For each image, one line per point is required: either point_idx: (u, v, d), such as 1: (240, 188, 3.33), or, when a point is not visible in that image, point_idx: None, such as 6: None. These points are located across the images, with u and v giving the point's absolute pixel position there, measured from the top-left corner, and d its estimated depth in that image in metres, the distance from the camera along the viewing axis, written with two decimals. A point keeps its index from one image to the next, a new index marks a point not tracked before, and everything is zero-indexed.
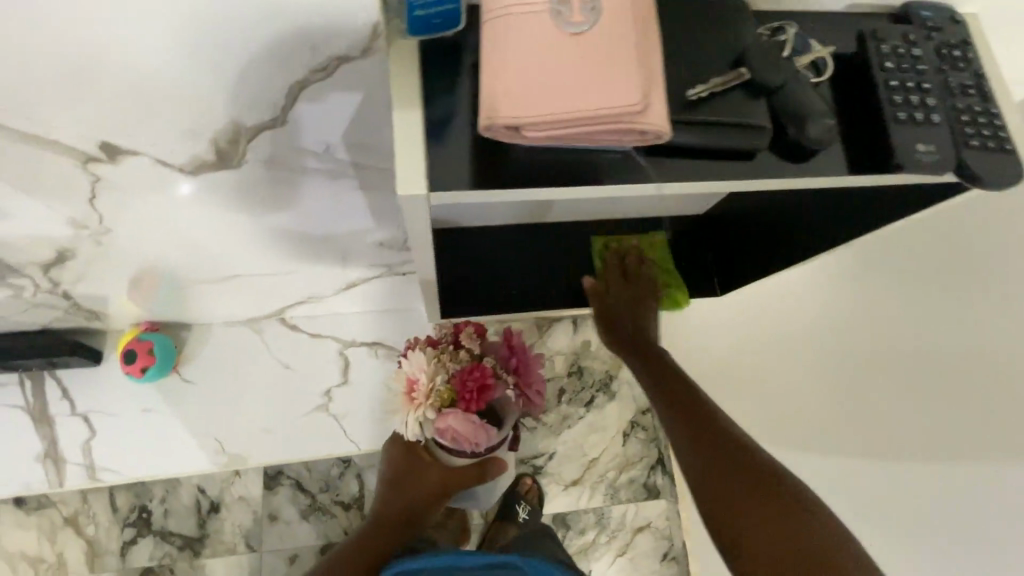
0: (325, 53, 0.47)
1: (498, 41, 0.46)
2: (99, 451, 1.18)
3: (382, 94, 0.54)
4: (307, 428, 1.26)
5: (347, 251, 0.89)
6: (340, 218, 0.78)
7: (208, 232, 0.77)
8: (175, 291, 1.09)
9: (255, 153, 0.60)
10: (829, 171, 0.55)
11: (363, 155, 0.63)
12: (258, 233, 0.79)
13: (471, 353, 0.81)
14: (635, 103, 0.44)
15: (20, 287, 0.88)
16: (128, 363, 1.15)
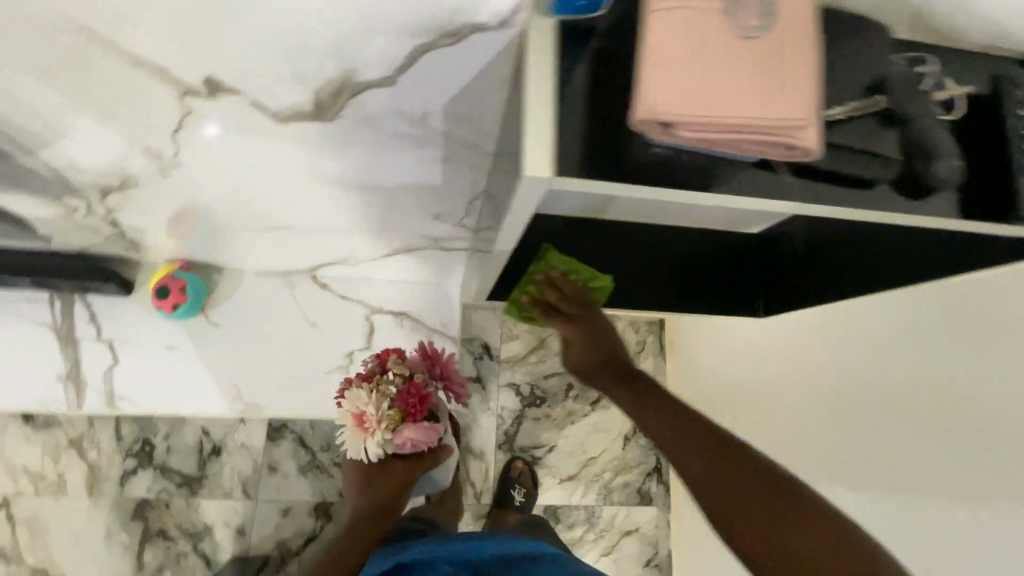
0: (464, 18, 0.46)
1: (664, 37, 0.45)
2: (120, 379, 1.19)
3: (503, 68, 0.53)
4: (324, 387, 1.26)
5: (404, 218, 0.89)
6: (412, 185, 0.77)
7: (277, 177, 0.75)
8: (212, 232, 1.08)
9: (358, 107, 0.58)
10: (937, 214, 0.55)
11: (458, 127, 0.62)
12: (326, 186, 0.78)
13: (399, 374, 0.92)
14: (798, 117, 0.45)
15: (73, 207, 0.87)
16: (160, 297, 1.15)
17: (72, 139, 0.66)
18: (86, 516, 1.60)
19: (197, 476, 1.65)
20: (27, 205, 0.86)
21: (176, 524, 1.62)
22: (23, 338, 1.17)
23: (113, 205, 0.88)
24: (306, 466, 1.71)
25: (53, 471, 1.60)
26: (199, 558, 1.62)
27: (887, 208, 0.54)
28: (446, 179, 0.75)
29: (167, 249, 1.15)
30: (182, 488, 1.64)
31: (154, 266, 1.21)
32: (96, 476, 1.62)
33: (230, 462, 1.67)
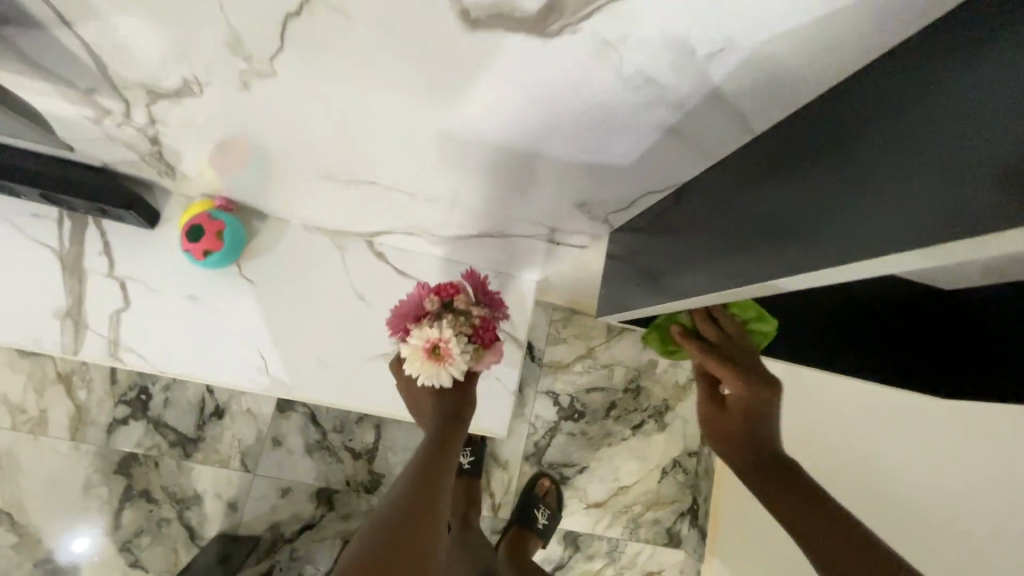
0: None
1: None
2: (129, 326, 0.99)
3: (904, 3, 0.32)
4: (363, 374, 1.06)
5: (542, 186, 0.70)
6: (589, 153, 0.58)
7: (418, 109, 0.56)
8: (266, 171, 0.86)
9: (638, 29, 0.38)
10: None
11: (726, 83, 0.42)
12: (472, 132, 0.59)
13: (465, 308, 0.96)
14: None
15: (108, 109, 0.66)
16: (190, 240, 0.95)
17: (133, 8, 0.45)
18: (65, 461, 1.42)
19: (193, 436, 1.47)
20: (50, 97, 0.65)
21: (163, 487, 1.45)
22: (20, 258, 0.98)
23: (159, 117, 0.67)
24: (314, 445, 1.53)
25: (36, 405, 1.42)
26: (183, 528, 1.44)
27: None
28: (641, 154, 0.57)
29: (208, 182, 0.94)
30: (175, 447, 1.46)
31: (188, 200, 1.01)
32: (81, 419, 1.43)
33: (232, 428, 1.49)
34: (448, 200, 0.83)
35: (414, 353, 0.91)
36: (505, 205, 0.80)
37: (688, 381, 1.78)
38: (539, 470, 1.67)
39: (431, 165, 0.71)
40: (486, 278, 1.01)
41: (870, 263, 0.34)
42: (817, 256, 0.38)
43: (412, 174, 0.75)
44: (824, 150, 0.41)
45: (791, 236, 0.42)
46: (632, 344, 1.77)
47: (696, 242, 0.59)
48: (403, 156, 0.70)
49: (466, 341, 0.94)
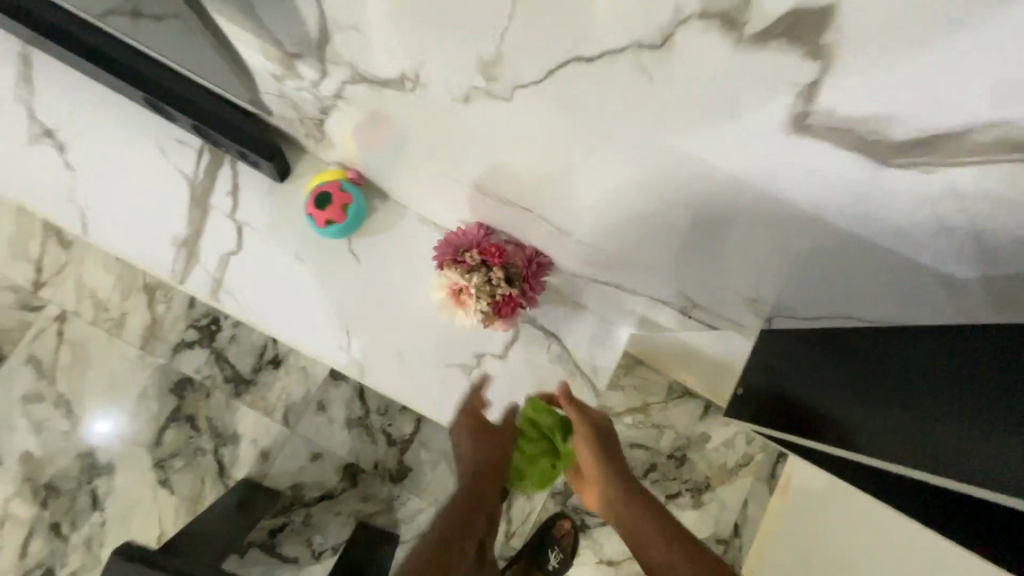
0: None
1: None
2: (234, 270, 1.00)
3: None
4: (437, 378, 1.04)
5: (745, 257, 0.65)
6: (902, 279, 0.54)
7: (720, 169, 0.50)
8: (410, 161, 0.85)
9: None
10: None
11: None
12: (728, 209, 0.56)
13: (502, 277, 0.85)
14: None
15: (295, 72, 0.66)
16: (316, 205, 0.96)
17: None
18: (128, 368, 1.47)
19: (248, 378, 1.50)
20: (251, 49, 0.66)
21: (208, 418, 1.48)
22: (155, 179, 1.00)
23: (344, 91, 0.66)
24: (355, 420, 1.53)
25: (117, 307, 1.48)
26: (215, 462, 1.47)
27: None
28: (925, 290, 0.54)
29: (348, 154, 0.94)
30: (228, 383, 1.49)
31: (318, 163, 1.01)
32: (153, 333, 1.48)
33: (284, 380, 1.51)
34: (591, 241, 0.79)
35: (438, 286, 0.86)
36: (666, 259, 0.75)
37: (735, 466, 1.69)
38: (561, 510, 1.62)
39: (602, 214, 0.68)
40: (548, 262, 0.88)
41: None
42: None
43: (573, 213, 0.73)
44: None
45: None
46: (688, 411, 1.69)
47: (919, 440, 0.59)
48: (573, 192, 0.67)
49: (484, 305, 0.86)
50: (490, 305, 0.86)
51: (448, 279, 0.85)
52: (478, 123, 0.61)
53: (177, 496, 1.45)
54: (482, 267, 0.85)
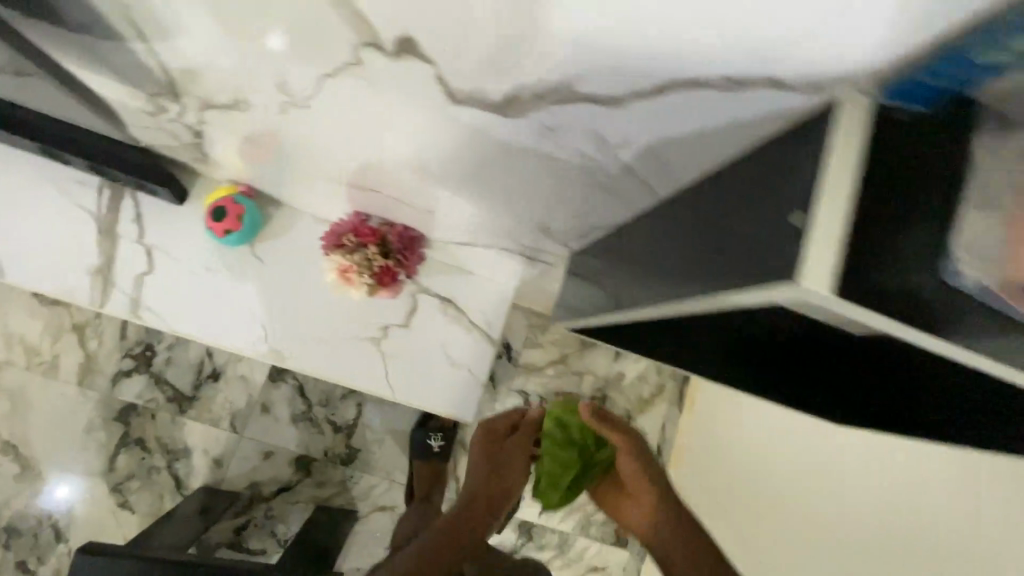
0: (767, 68, 0.37)
1: None
2: (150, 288, 1.13)
3: (793, 97, 0.40)
4: (352, 352, 1.20)
5: (509, 194, 0.75)
6: (603, 189, 0.64)
7: (416, 129, 0.61)
8: (288, 167, 1.00)
9: (789, 74, 0.37)
10: None
11: (658, 118, 0.45)
12: (454, 154, 0.66)
13: (377, 253, 1.02)
14: None
15: (160, 106, 0.80)
16: (214, 219, 1.09)
17: (202, 44, 0.58)
18: (70, 404, 1.55)
19: (190, 395, 1.60)
20: (117, 92, 0.79)
21: (157, 438, 1.58)
22: (61, 218, 1.11)
23: (206, 118, 0.81)
24: (300, 415, 1.65)
25: (50, 350, 1.55)
26: (171, 477, 1.57)
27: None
28: (619, 194, 0.64)
29: (234, 170, 1.07)
30: (172, 403, 1.59)
31: (212, 182, 1.14)
32: (89, 368, 1.56)
33: (225, 391, 1.62)
34: (441, 211, 0.96)
35: (329, 270, 1.04)
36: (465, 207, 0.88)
37: (651, 396, 1.91)
38: None
39: (437, 186, 0.85)
40: (416, 233, 1.05)
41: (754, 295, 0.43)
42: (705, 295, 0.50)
43: (419, 189, 0.90)
44: (719, 238, 0.50)
45: (701, 277, 0.52)
46: (603, 355, 1.90)
47: (758, 365, 0.77)
48: (405, 172, 0.84)
49: (367, 279, 1.03)
50: (373, 278, 1.03)
51: (335, 262, 1.03)
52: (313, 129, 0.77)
53: (139, 514, 1.54)
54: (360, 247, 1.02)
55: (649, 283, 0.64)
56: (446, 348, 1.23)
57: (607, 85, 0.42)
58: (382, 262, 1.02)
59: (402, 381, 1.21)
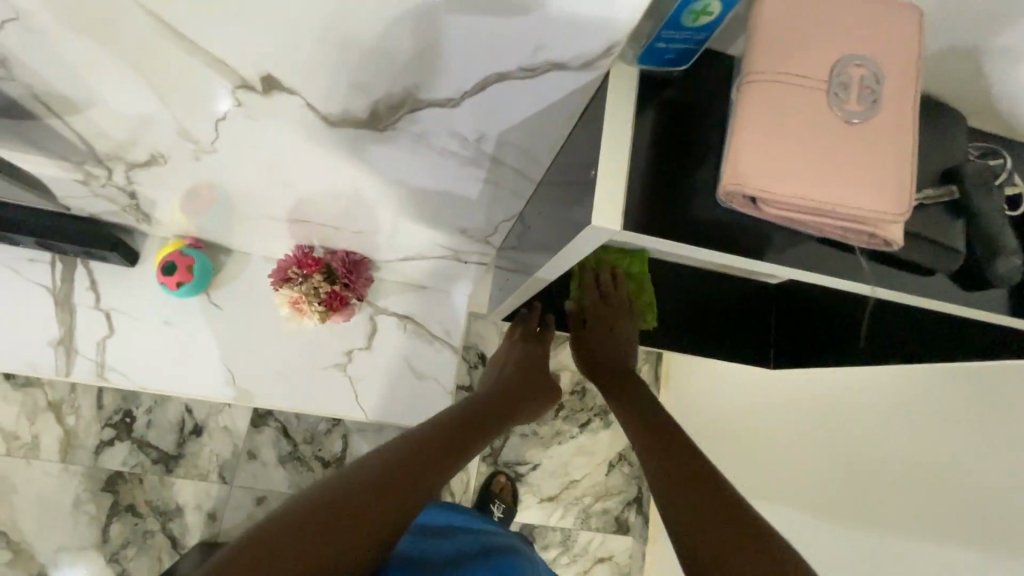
0: (543, 57, 0.45)
1: (742, 104, 0.41)
2: (113, 351, 1.17)
3: (580, 78, 0.48)
4: (319, 381, 1.23)
5: (414, 199, 0.83)
6: (485, 182, 0.73)
7: (309, 146, 0.69)
8: (226, 213, 1.04)
9: (564, 56, 0.45)
10: (955, 300, 0.52)
11: (491, 110, 0.54)
12: (351, 167, 0.75)
13: (323, 281, 1.08)
14: (901, 212, 0.41)
15: (88, 173, 0.85)
16: (165, 273, 1.13)
17: (109, 111, 0.65)
18: (54, 482, 1.56)
19: (174, 453, 1.62)
20: (45, 167, 0.84)
21: (147, 501, 1.59)
22: (19, 297, 1.15)
23: (134, 177, 0.87)
24: (287, 456, 1.67)
25: (28, 432, 1.57)
26: (166, 537, 1.58)
27: (918, 293, 0.51)
28: (499, 183, 0.73)
29: (177, 224, 1.12)
30: (158, 464, 1.61)
31: (160, 240, 1.19)
32: (70, 443, 1.58)
33: (210, 444, 1.64)
34: (372, 231, 1.02)
35: (281, 303, 1.11)
36: (388, 220, 0.96)
37: None
38: (494, 468, 1.83)
39: (363, 206, 0.91)
40: (359, 257, 1.11)
41: (585, 239, 0.51)
42: (573, 249, 0.58)
43: (349, 213, 0.95)
44: (565, 200, 0.58)
45: (562, 240, 0.60)
46: None
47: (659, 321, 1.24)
48: (329, 197, 0.90)
49: (317, 306, 1.11)
50: (323, 304, 1.11)
51: (286, 294, 1.10)
52: (232, 171, 0.83)
53: None
54: (303, 277, 1.08)
55: (539, 255, 0.72)
56: (411, 363, 1.28)
57: (434, 93, 0.52)
58: (328, 289, 1.08)
59: (372, 401, 1.25)
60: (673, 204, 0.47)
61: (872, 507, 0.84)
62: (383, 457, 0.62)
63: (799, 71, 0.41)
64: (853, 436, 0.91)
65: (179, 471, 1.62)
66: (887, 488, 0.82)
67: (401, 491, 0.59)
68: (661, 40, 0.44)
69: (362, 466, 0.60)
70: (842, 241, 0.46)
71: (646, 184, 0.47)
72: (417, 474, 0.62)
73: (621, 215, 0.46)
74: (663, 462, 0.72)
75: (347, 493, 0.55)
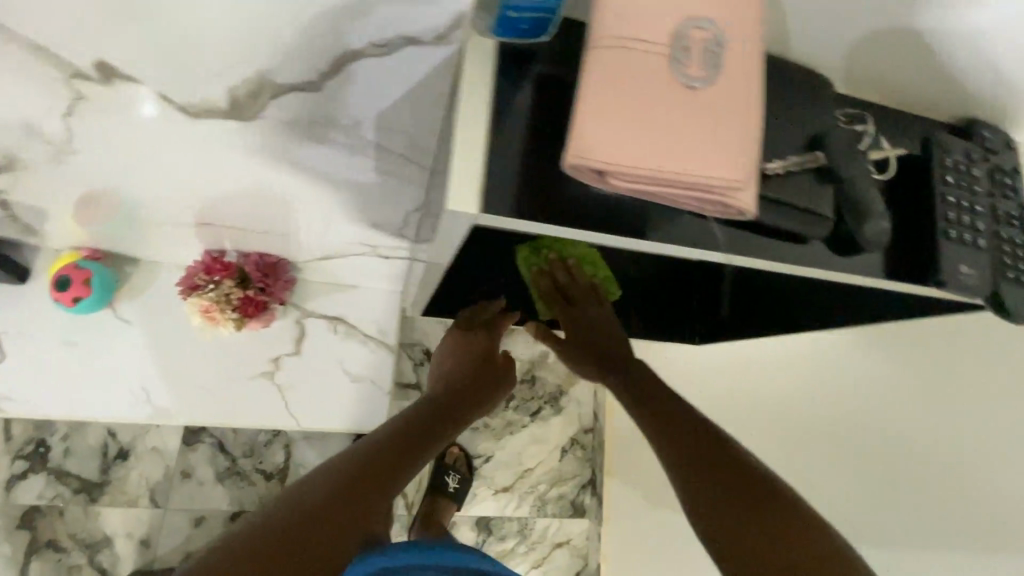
0: (394, 29, 0.49)
1: (589, 68, 0.41)
2: (8, 377, 1.07)
3: (437, 54, 0.52)
4: (245, 392, 1.17)
5: (309, 183, 0.80)
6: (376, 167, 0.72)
7: (181, 124, 0.66)
8: (132, 222, 0.96)
9: (414, 28, 0.48)
10: (831, 268, 0.52)
11: (363, 81, 0.56)
12: (234, 146, 0.71)
13: (234, 286, 1.02)
14: (739, 179, 0.41)
15: None
16: (60, 289, 1.03)
17: None
18: None
19: (98, 481, 1.51)
20: None
21: (71, 534, 1.48)
22: None
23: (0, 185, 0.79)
24: (225, 472, 1.58)
25: None
26: (96, 570, 1.49)
27: (808, 264, 0.52)
28: (390, 168, 0.72)
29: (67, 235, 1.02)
30: (80, 493, 1.50)
31: (52, 253, 1.08)
32: None
33: (138, 467, 1.54)
34: (282, 230, 0.96)
35: (191, 312, 1.04)
36: (292, 215, 0.91)
37: None
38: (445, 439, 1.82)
39: (277, 205, 0.87)
40: (276, 259, 1.05)
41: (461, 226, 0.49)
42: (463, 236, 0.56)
43: (254, 212, 0.90)
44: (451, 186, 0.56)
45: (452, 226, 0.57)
46: (525, 341, 1.89)
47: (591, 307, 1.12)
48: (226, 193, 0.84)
49: (232, 313, 1.05)
50: (237, 310, 1.05)
51: (196, 304, 1.02)
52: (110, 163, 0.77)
53: None
54: (213, 282, 1.02)
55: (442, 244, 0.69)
56: (343, 365, 1.23)
57: (296, 75, 0.55)
58: (241, 296, 1.02)
59: (304, 408, 1.20)
60: (547, 185, 0.45)
61: (866, 489, 0.84)
62: (322, 484, 0.62)
63: (644, 37, 0.41)
64: (842, 400, 0.88)
65: (106, 499, 1.51)
66: (875, 468, 0.83)
67: (330, 524, 0.59)
68: (510, 8, 0.43)
69: (289, 497, 0.60)
70: (700, 212, 0.45)
71: (519, 162, 0.45)
72: (352, 503, 0.62)
73: (493, 198, 0.44)
74: (695, 465, 0.70)
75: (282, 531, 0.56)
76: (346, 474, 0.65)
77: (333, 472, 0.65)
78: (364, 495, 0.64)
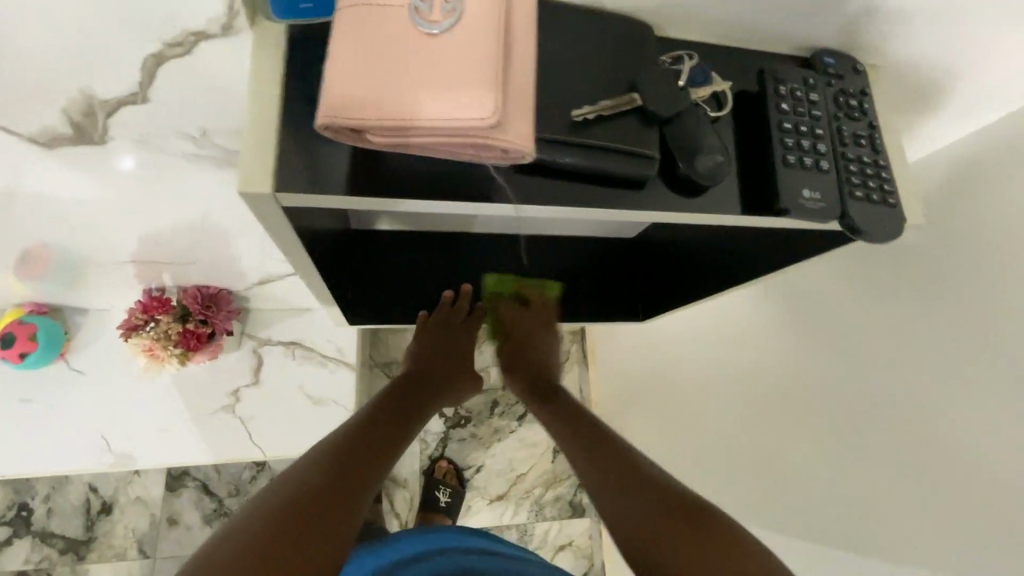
0: (180, 27, 0.50)
1: (337, 33, 0.42)
2: None
3: (240, 47, 0.54)
4: (206, 428, 1.17)
5: (196, 201, 0.80)
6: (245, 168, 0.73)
7: (45, 159, 0.67)
8: (75, 273, 0.97)
9: (199, 23, 0.50)
10: (672, 207, 0.53)
11: (191, 84, 0.58)
12: (104, 173, 0.71)
13: (171, 321, 1.02)
14: (486, 117, 0.40)
15: None
16: (3, 347, 1.02)
17: None
18: None
19: (85, 538, 1.50)
20: None
21: None
22: None
23: None
24: (212, 514, 1.56)
25: None
26: None
27: (650, 207, 0.52)
28: None
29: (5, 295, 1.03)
30: (67, 553, 1.49)
31: None
32: None
33: (123, 519, 1.52)
34: (206, 259, 0.96)
35: (136, 353, 1.04)
36: (200, 241, 0.91)
37: None
38: (433, 454, 1.80)
39: (206, 236, 0.90)
40: (211, 289, 1.05)
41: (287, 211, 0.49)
42: None
43: (169, 243, 0.91)
44: None
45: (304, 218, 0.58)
46: None
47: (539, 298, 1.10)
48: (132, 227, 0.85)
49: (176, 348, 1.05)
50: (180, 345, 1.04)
51: (139, 344, 1.03)
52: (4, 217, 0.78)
53: None
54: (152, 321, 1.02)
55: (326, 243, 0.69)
56: (303, 390, 1.22)
57: (114, 89, 0.57)
58: (179, 330, 1.03)
59: (268, 437, 1.19)
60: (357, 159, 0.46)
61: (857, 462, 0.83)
62: (306, 479, 0.58)
63: None
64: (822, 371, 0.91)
65: (94, 555, 1.50)
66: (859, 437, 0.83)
67: (322, 515, 0.55)
68: None
69: (287, 487, 0.57)
70: (488, 163, 0.45)
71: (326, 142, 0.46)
72: (340, 495, 0.59)
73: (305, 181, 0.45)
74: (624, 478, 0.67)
75: (266, 525, 0.52)
76: (332, 465, 0.62)
77: (315, 467, 0.61)
78: (348, 483, 0.61)
